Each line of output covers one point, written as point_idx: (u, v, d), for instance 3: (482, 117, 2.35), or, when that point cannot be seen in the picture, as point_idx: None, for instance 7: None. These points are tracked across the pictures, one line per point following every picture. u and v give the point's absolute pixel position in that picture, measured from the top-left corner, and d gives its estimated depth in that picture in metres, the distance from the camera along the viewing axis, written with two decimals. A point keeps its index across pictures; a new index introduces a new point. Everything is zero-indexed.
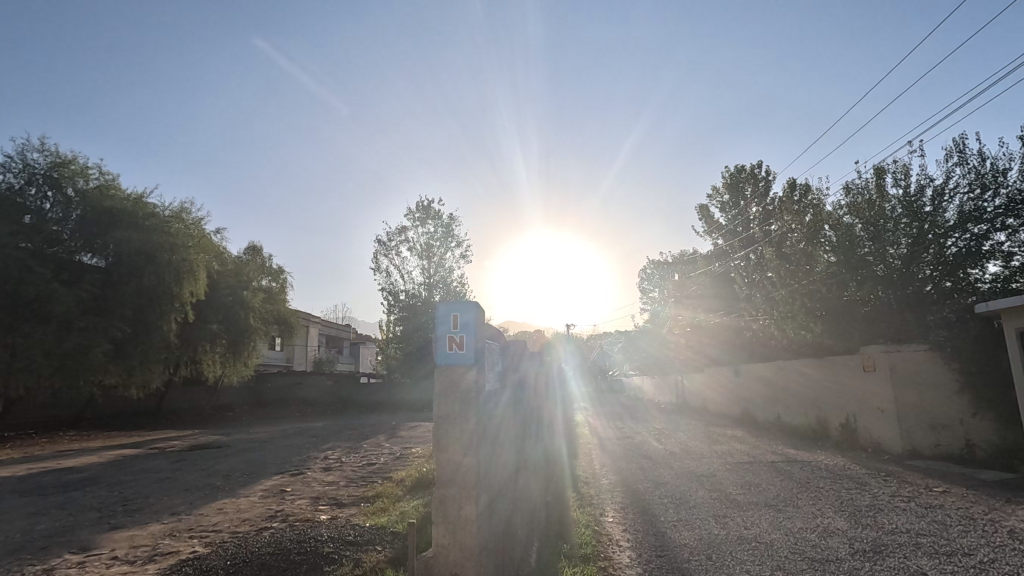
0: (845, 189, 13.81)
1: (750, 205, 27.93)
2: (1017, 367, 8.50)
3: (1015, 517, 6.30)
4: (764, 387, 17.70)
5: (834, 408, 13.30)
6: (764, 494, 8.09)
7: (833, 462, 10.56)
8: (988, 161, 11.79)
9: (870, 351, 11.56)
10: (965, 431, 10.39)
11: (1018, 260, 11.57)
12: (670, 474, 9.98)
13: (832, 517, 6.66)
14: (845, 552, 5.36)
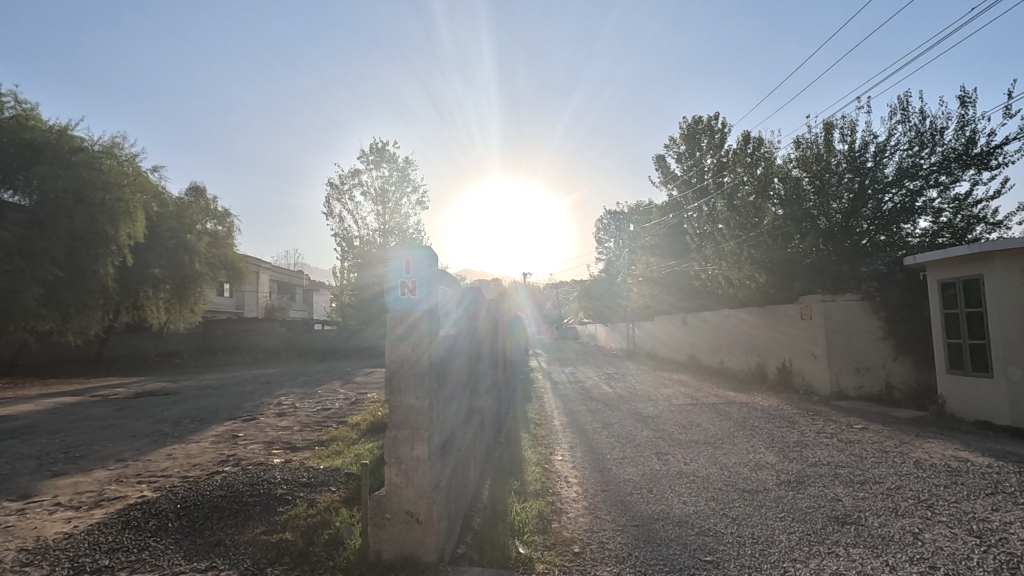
0: (795, 142, 14.10)
1: (706, 157, 28.27)
2: (937, 316, 9.14)
3: (920, 449, 6.98)
4: (709, 335, 18.60)
5: (772, 353, 14.15)
6: (703, 433, 8.61)
7: (768, 403, 11.33)
8: (928, 119, 12.30)
9: (808, 300, 12.21)
10: (886, 374, 11.25)
11: (945, 216, 12.35)
12: (618, 415, 10.47)
13: (763, 452, 7.21)
14: (772, 483, 5.84)
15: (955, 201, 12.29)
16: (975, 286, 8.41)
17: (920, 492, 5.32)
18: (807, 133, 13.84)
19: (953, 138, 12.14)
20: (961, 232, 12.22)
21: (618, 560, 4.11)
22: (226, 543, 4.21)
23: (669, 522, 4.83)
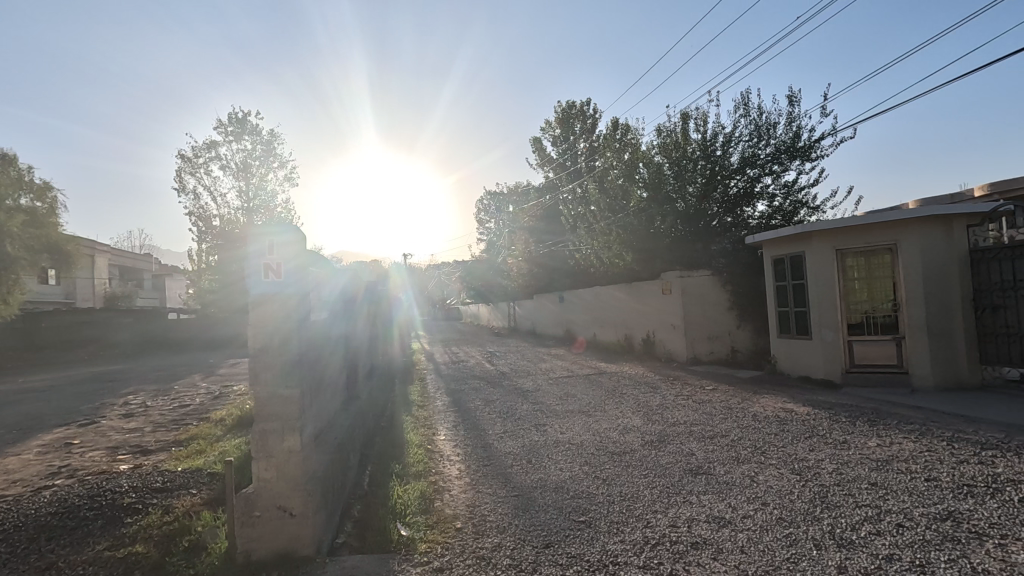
0: (657, 130, 15.20)
1: (579, 141, 29.48)
2: (770, 288, 10.47)
3: (757, 404, 8.02)
4: (583, 310, 19.68)
5: (638, 326, 15.33)
6: (577, 403, 9.14)
7: (635, 371, 12.31)
8: (764, 114, 13.93)
9: (668, 276, 13.36)
10: (731, 341, 12.74)
11: (778, 201, 14.13)
12: (499, 392, 10.74)
13: (630, 416, 7.84)
14: (637, 444, 6.39)
15: (785, 188, 14.10)
16: (798, 261, 9.75)
17: (756, 441, 6.14)
18: (667, 121, 14.98)
19: (783, 132, 13.87)
20: (789, 214, 14.08)
21: (500, 530, 4.26)
22: (59, 566, 3.68)
23: (547, 489, 5.10)
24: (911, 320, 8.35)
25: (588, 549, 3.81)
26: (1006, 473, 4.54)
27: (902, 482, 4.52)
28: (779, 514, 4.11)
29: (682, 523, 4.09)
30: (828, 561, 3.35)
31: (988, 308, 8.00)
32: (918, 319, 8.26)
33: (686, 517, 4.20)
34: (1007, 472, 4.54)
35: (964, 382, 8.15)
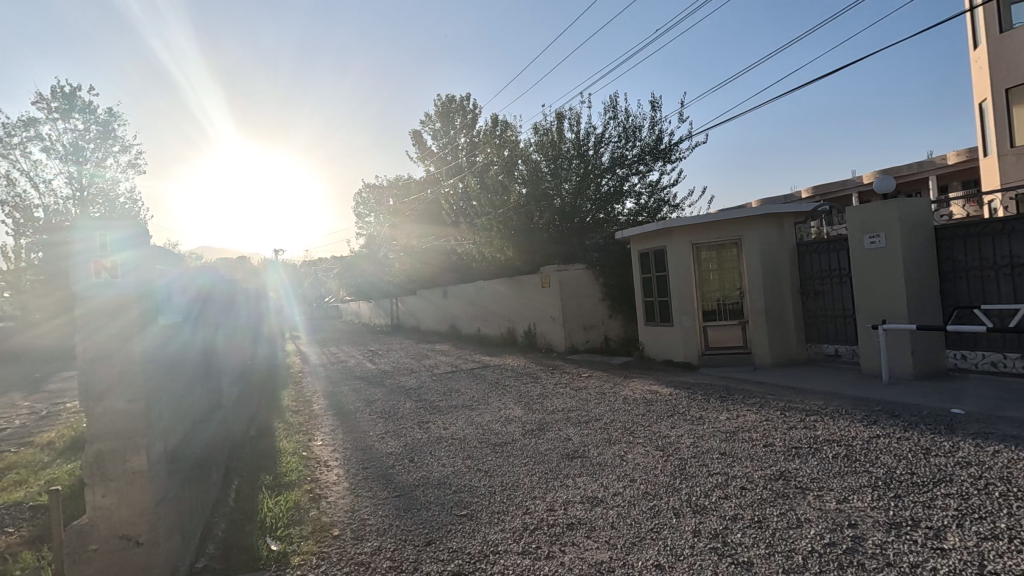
0: (534, 128, 15.66)
1: (459, 136, 29.42)
2: (638, 279, 11.28)
3: (628, 388, 8.62)
4: (466, 305, 19.81)
5: (519, 318, 15.76)
6: (461, 398, 9.17)
7: (517, 363, 12.66)
8: (631, 117, 14.92)
9: (546, 270, 13.86)
10: (605, 329, 13.56)
11: (644, 198, 15.25)
12: (381, 391, 10.43)
13: (512, 407, 8.04)
14: (518, 433, 6.57)
15: (650, 187, 15.25)
16: (661, 254, 10.60)
17: (626, 422, 6.59)
18: (543, 120, 15.49)
19: (648, 135, 14.97)
20: (654, 211, 15.26)
21: (380, 532, 4.15)
22: None
23: (430, 486, 5.06)
24: (753, 306, 9.43)
25: (469, 541, 3.84)
26: (823, 434, 5.32)
27: (745, 450, 5.12)
28: (645, 488, 4.46)
29: (560, 506, 4.28)
30: (685, 527, 3.69)
31: (811, 294, 9.24)
32: (757, 305, 9.37)
33: (563, 500, 4.40)
34: (824, 433, 5.33)
35: (794, 359, 9.38)
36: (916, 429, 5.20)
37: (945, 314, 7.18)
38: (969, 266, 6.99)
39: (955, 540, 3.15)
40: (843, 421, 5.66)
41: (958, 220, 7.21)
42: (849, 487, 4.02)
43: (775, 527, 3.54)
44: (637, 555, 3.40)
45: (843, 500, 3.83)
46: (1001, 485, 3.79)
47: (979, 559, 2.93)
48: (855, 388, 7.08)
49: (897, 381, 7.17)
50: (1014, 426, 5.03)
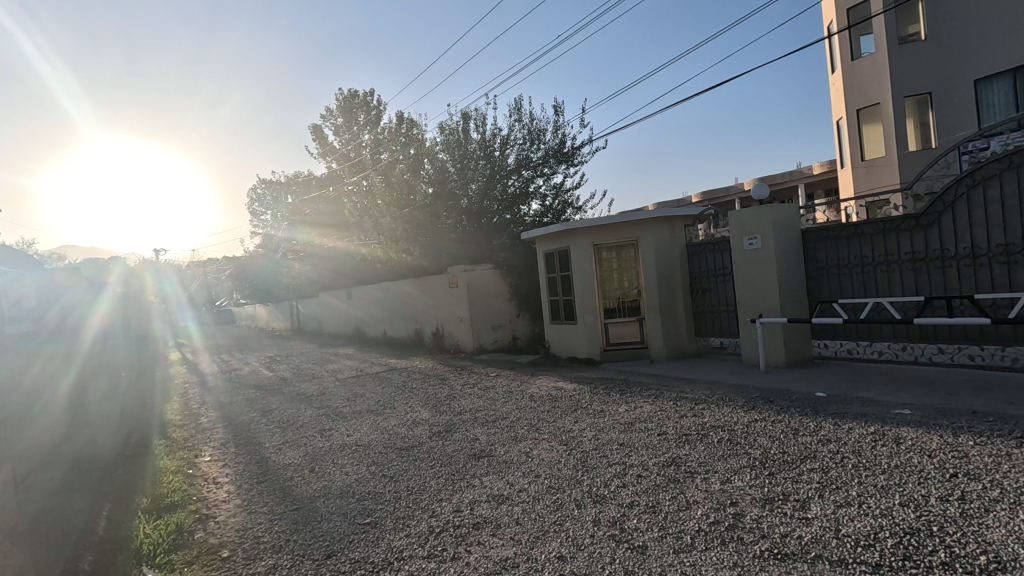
0: (439, 128, 15.55)
1: (362, 133, 28.48)
2: (543, 279, 11.56)
3: (534, 385, 8.81)
4: (372, 307, 19.25)
5: (427, 319, 15.57)
6: (365, 403, 8.89)
7: (425, 365, 12.49)
8: (535, 121, 15.27)
9: (454, 270, 13.80)
10: (512, 329, 13.74)
11: (549, 200, 15.66)
12: (277, 400, 9.84)
13: (419, 410, 7.91)
14: (425, 436, 6.48)
15: (554, 189, 15.69)
16: (565, 254, 10.94)
17: (532, 419, 6.73)
18: (449, 120, 15.42)
19: (552, 138, 15.42)
20: (558, 213, 15.71)
21: (275, 550, 3.91)
22: None
23: (331, 496, 4.84)
24: (649, 303, 9.98)
25: (372, 550, 3.73)
26: (710, 421, 5.76)
27: (641, 439, 5.42)
28: (549, 482, 4.58)
29: (466, 507, 4.27)
30: (587, 517, 3.83)
31: (700, 291, 9.94)
32: (653, 303, 9.94)
33: (469, 500, 4.40)
34: (711, 420, 5.77)
35: (685, 352, 10.07)
36: (788, 411, 5.79)
37: (811, 308, 8.03)
38: (829, 265, 7.87)
39: (818, 508, 3.53)
40: (726, 408, 6.16)
41: (820, 224, 8.09)
42: (732, 468, 4.38)
43: (667, 510, 3.78)
44: (541, 548, 3.48)
45: (726, 480, 4.17)
46: (853, 457, 4.32)
47: (836, 524, 3.32)
48: (738, 377, 7.73)
49: (772, 368, 7.93)
50: (864, 405, 5.74)
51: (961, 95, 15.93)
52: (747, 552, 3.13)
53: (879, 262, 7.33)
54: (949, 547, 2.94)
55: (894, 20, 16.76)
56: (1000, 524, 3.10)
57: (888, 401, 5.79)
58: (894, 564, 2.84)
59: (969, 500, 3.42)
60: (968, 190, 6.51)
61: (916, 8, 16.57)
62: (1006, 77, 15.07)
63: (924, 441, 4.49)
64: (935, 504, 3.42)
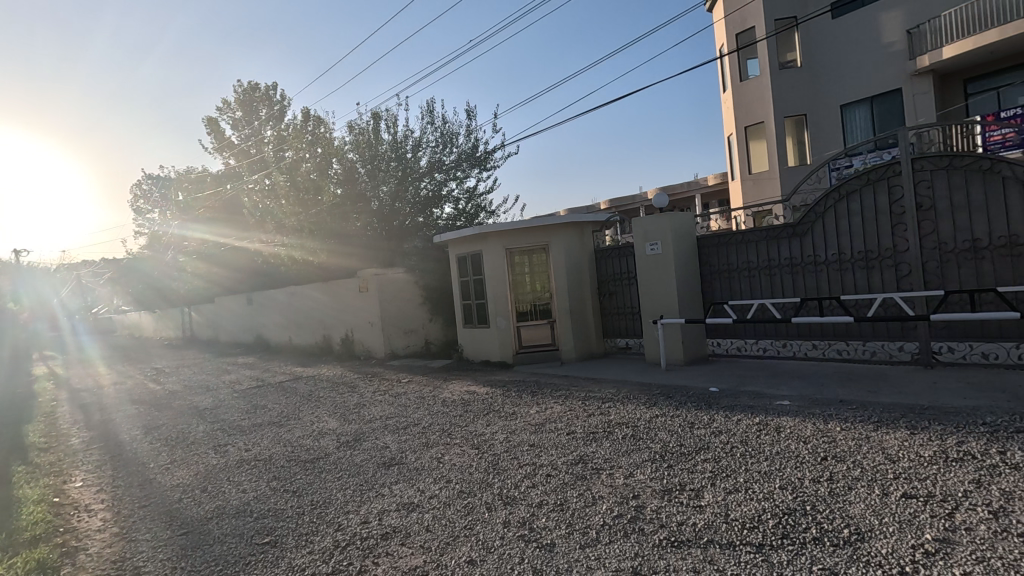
0: (348, 126, 15.05)
1: (265, 128, 26.82)
2: (456, 283, 11.51)
3: (447, 390, 8.74)
4: (275, 312, 18.22)
5: (335, 325, 14.98)
6: (267, 414, 8.38)
7: (333, 372, 12.00)
8: (448, 124, 15.22)
9: (364, 274, 13.39)
10: (425, 333, 13.53)
11: (462, 203, 15.65)
12: (166, 415, 9.03)
13: (326, 420, 7.58)
14: (332, 447, 6.21)
15: (468, 193, 15.71)
16: (478, 258, 10.97)
17: (444, 424, 6.67)
18: (359, 119, 14.98)
19: (465, 142, 15.43)
20: (472, 216, 15.73)
21: None
22: None
23: (226, 517, 4.51)
24: (560, 306, 10.24)
25: (271, 571, 3.52)
26: (616, 419, 6.01)
27: (551, 439, 5.55)
28: (460, 487, 4.56)
29: (375, 517, 4.15)
30: (497, 519, 3.85)
31: (607, 294, 10.33)
32: (563, 306, 10.21)
33: (378, 511, 4.27)
34: (616, 418, 6.02)
35: (594, 353, 10.43)
36: (686, 406, 6.16)
37: (706, 309, 8.61)
38: (722, 270, 8.49)
39: (710, 496, 3.79)
40: (631, 405, 6.46)
41: (713, 231, 8.71)
42: (635, 463, 4.60)
43: (574, 507, 3.89)
44: (451, 553, 3.46)
45: (629, 475, 4.36)
46: (742, 446, 4.69)
47: (726, 510, 3.57)
48: (642, 376, 8.12)
49: (672, 367, 8.42)
50: (751, 398, 6.25)
51: (830, 118, 17.86)
52: (647, 542, 3.30)
53: (763, 267, 8.02)
54: (819, 523, 3.26)
55: (775, 46, 18.47)
56: (860, 499, 3.50)
57: (771, 394, 6.35)
58: (773, 542, 3.12)
59: (836, 480, 3.82)
60: (836, 203, 7.28)
61: (793, 38, 18.37)
62: (865, 104, 17.10)
63: (801, 429, 4.97)
64: (809, 485, 3.79)
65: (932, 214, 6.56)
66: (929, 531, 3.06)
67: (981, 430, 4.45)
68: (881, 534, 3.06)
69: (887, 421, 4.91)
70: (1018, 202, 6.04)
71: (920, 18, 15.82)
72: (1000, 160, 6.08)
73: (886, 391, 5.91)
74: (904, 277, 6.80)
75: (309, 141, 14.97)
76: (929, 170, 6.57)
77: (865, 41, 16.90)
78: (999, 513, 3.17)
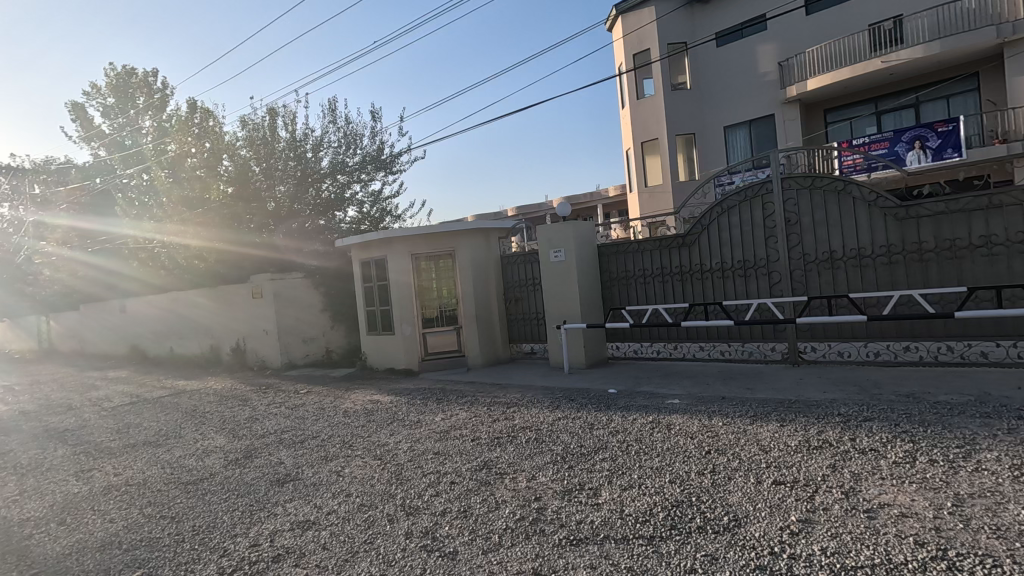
0: (241, 121, 14.10)
1: (142, 118, 24.25)
2: (359, 289, 11.15)
3: (349, 400, 8.42)
4: (154, 321, 16.58)
5: (225, 334, 13.91)
6: (141, 434, 7.57)
7: (222, 385, 11.12)
8: (351, 125, 14.75)
9: (258, 279, 12.57)
10: (326, 341, 12.92)
11: (367, 207, 15.21)
12: (15, 439, 7.87)
13: (212, 437, 6.99)
14: (219, 466, 5.75)
15: (373, 196, 15.30)
16: (382, 263, 10.69)
17: (344, 436, 6.41)
18: (253, 114, 14.07)
19: (369, 144, 15.04)
20: (377, 221, 15.33)
21: None
22: None
23: (88, 552, 4.01)
24: (466, 312, 10.25)
25: None
26: (520, 423, 6.10)
27: (456, 446, 5.52)
28: (361, 500, 4.40)
29: (265, 539, 3.89)
30: (398, 531, 3.76)
31: (513, 300, 10.48)
32: (470, 311, 10.23)
33: (269, 532, 4.01)
34: (521, 422, 6.11)
35: (501, 358, 10.53)
36: (586, 408, 6.39)
37: (606, 314, 9.01)
38: (620, 277, 8.94)
39: (607, 494, 3.96)
40: (535, 409, 6.60)
41: (613, 240, 9.15)
42: (537, 466, 4.70)
43: (478, 513, 3.89)
44: (349, 571, 3.32)
45: (531, 477, 4.45)
46: (637, 444, 4.95)
47: (620, 506, 3.75)
48: (546, 380, 8.32)
49: (575, 370, 8.71)
50: (646, 398, 6.61)
51: (715, 138, 19.47)
52: (547, 542, 3.38)
53: (656, 274, 8.54)
54: (703, 513, 3.52)
55: (668, 69, 19.85)
56: (737, 488, 3.82)
57: (663, 393, 6.77)
58: (662, 534, 3.32)
59: (718, 471, 4.15)
60: (719, 216, 7.94)
61: (684, 62, 19.83)
62: (744, 127, 18.84)
63: (688, 425, 5.35)
64: (694, 478, 4.08)
65: (798, 228, 7.35)
66: (794, 513, 3.41)
67: (836, 420, 5.04)
68: (755, 519, 3.37)
69: (760, 415, 5.42)
70: (865, 219, 6.92)
71: (788, 53, 17.72)
72: (851, 182, 6.95)
73: (761, 388, 6.51)
74: (775, 284, 7.55)
75: (196, 134, 13.78)
76: (794, 188, 7.36)
77: (744, 70, 18.65)
78: (850, 492, 3.61)
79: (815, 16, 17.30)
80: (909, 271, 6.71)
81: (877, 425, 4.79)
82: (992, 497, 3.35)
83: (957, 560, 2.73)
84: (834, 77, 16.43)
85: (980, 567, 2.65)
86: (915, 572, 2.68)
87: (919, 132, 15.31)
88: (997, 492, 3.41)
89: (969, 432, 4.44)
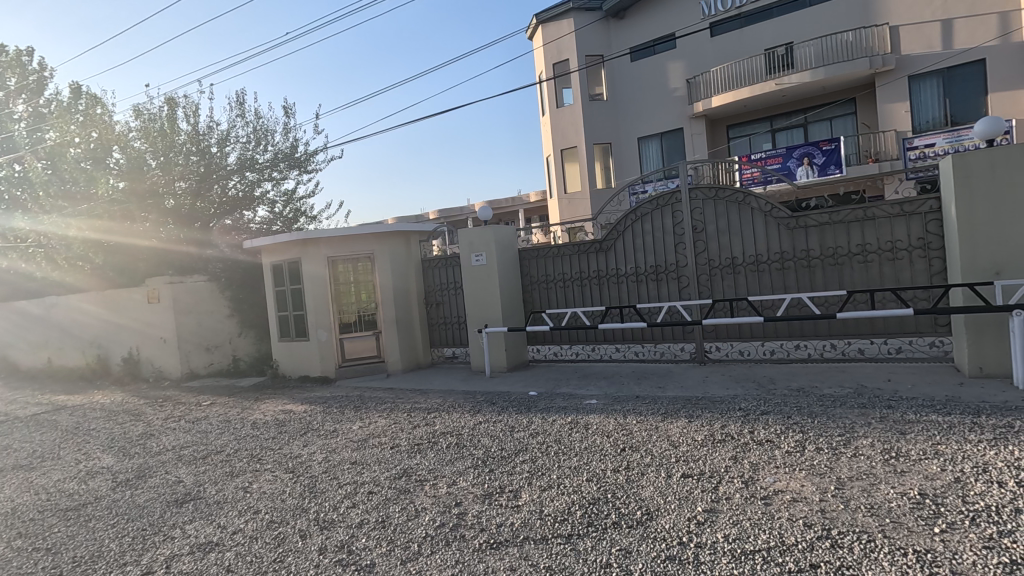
0: (135, 110, 12.92)
1: (14, 100, 21.46)
2: (271, 293, 10.57)
3: (257, 411, 7.93)
4: (26, 329, 14.76)
5: (115, 343, 12.66)
6: (9, 457, 6.70)
7: (110, 399, 10.11)
8: (261, 120, 14.01)
9: (154, 282, 11.57)
10: (232, 349, 12.09)
11: (278, 207, 14.42)
12: None
13: (99, 456, 6.34)
14: (106, 488, 5.21)
15: (285, 195, 14.54)
16: (296, 267, 10.20)
17: (253, 449, 6.04)
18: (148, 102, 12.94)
19: (281, 141, 14.30)
20: (290, 221, 14.59)
21: None
22: None
23: None
24: (386, 316, 9.99)
25: None
26: (441, 429, 6.03)
27: (374, 455, 5.35)
28: (271, 517, 4.15)
29: (161, 565, 3.58)
30: (312, 547, 3.59)
31: (434, 303, 10.33)
32: (389, 316, 9.99)
33: (166, 557, 3.69)
34: (441, 428, 6.04)
35: (421, 363, 10.36)
36: (507, 412, 6.43)
37: (526, 317, 9.14)
38: (540, 280, 9.10)
39: (527, 495, 4.01)
40: (456, 414, 6.55)
41: (533, 245, 9.29)
42: (456, 470, 4.67)
43: (396, 523, 3.80)
44: None
45: (452, 483, 4.41)
46: (556, 445, 5.05)
47: (539, 506, 3.81)
48: (466, 384, 8.29)
49: (495, 374, 8.75)
50: (565, 400, 6.76)
51: (630, 148, 20.37)
52: (468, 547, 3.36)
53: (575, 278, 8.78)
54: (617, 508, 3.66)
55: (585, 79, 20.50)
56: (650, 483, 4.00)
57: (580, 395, 6.96)
58: (580, 531, 3.41)
59: (632, 468, 4.32)
60: (633, 223, 8.28)
61: (600, 74, 20.59)
62: (656, 138, 19.84)
63: (605, 424, 5.54)
64: (610, 475, 4.23)
65: (704, 236, 7.84)
66: (700, 503, 3.61)
67: (738, 415, 5.40)
68: (666, 512, 3.54)
69: (670, 412, 5.71)
70: (762, 228, 7.50)
71: (696, 71, 18.87)
72: (750, 195, 7.51)
73: (670, 386, 6.86)
74: (683, 288, 8.01)
75: (80, 123, 12.39)
76: (700, 199, 7.84)
77: (656, 85, 19.63)
78: (749, 481, 3.88)
79: (719, 38, 18.55)
80: (799, 276, 7.35)
81: (772, 418, 5.19)
82: (867, 479, 3.74)
83: (839, 538, 3.02)
84: (736, 95, 17.67)
85: (857, 543, 2.95)
86: (804, 551, 2.93)
87: (807, 149, 16.85)
88: (870, 474, 3.81)
89: (848, 422, 4.92)
